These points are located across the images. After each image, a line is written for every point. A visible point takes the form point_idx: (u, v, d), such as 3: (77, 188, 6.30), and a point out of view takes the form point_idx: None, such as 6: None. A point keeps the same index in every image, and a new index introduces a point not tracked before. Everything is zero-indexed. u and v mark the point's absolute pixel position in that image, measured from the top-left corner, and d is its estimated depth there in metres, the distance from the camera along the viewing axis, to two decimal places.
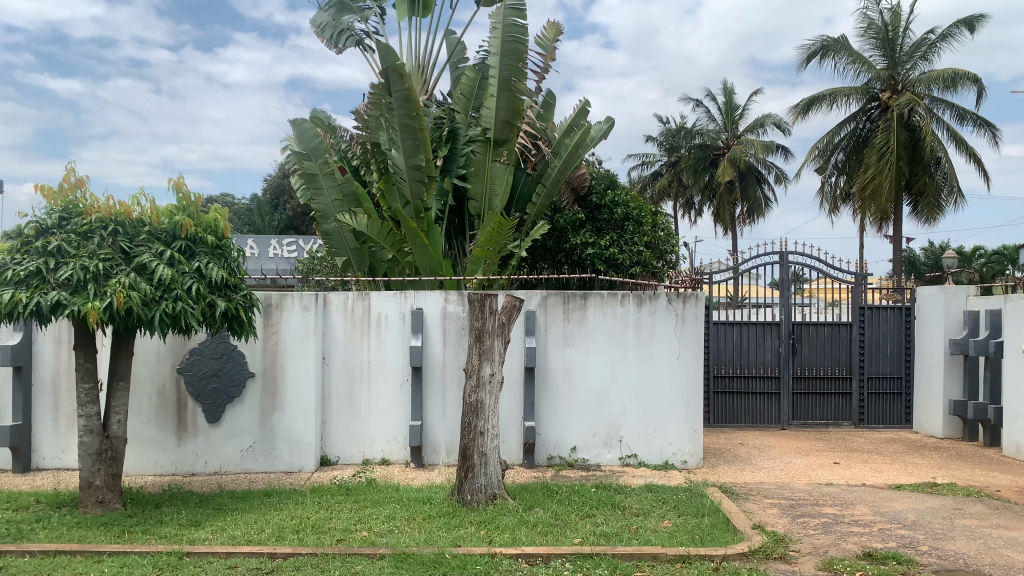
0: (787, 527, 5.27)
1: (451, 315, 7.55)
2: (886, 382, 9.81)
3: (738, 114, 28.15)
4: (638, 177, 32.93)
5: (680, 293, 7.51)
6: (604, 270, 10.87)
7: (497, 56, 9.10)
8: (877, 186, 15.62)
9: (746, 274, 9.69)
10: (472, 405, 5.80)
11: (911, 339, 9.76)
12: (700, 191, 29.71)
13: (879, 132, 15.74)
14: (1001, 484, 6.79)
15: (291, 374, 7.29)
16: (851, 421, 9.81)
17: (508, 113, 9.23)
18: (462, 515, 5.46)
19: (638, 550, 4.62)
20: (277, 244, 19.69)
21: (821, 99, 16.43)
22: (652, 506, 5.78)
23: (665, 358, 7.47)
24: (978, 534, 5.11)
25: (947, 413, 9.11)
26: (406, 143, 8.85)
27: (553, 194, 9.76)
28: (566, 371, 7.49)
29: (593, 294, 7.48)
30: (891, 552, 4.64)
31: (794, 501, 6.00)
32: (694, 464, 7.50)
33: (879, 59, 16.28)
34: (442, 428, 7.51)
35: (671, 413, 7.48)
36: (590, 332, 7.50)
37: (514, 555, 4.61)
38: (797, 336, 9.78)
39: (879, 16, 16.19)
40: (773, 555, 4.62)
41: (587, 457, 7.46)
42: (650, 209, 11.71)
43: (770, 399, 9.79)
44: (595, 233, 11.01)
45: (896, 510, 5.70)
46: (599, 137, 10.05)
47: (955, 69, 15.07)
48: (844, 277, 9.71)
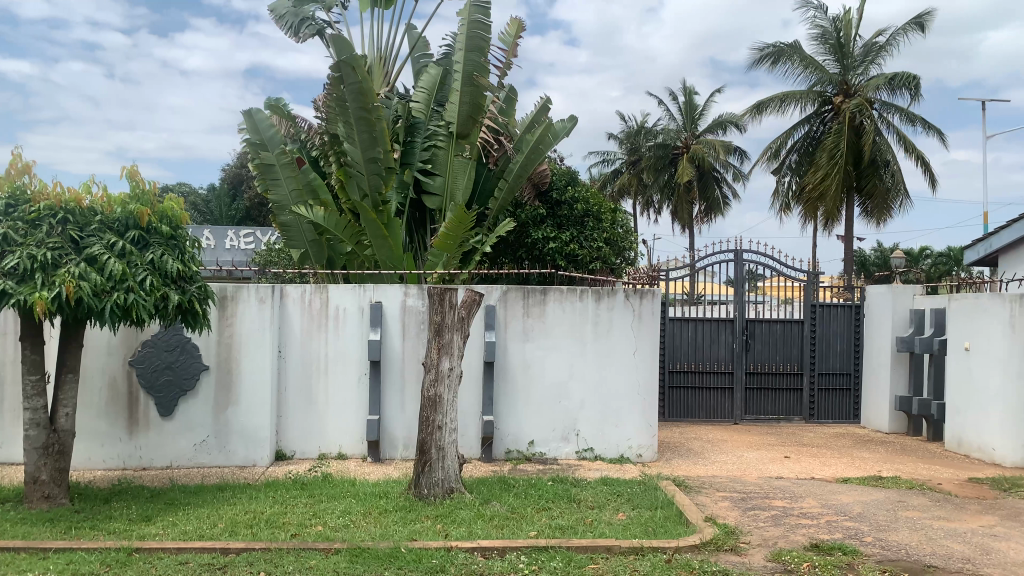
0: (738, 519, 5.37)
1: (411, 309, 7.52)
2: (835, 378, 10.04)
3: (698, 114, 28.50)
4: (599, 175, 33.14)
5: (639, 289, 7.63)
6: (565, 265, 10.96)
7: (461, 51, 9.09)
8: (826, 188, 16.02)
9: (703, 272, 9.82)
10: (430, 399, 5.79)
11: (860, 337, 10.00)
12: (659, 189, 30.00)
13: (830, 135, 16.15)
14: (942, 477, 6.99)
15: (246, 366, 7.20)
16: (802, 416, 10.02)
17: (471, 109, 9.29)
18: (419, 510, 5.45)
19: (592, 543, 4.67)
20: (234, 235, 19.37)
21: (776, 100, 16.68)
22: (607, 499, 5.84)
23: (622, 354, 7.57)
24: (920, 526, 5.26)
25: (893, 409, 9.35)
26: (363, 136, 8.76)
27: (515, 189, 9.79)
28: (524, 365, 7.51)
29: (552, 290, 7.51)
30: (837, 544, 4.76)
31: (745, 494, 6.11)
32: (649, 456, 7.61)
33: (831, 64, 16.61)
34: (399, 421, 7.49)
35: (628, 408, 7.57)
36: (549, 327, 7.53)
37: (470, 549, 4.62)
38: (751, 333, 9.95)
39: (830, 21, 16.43)
40: (724, 547, 4.71)
41: (544, 450, 7.50)
42: (610, 205, 11.88)
43: (723, 395, 9.94)
44: (556, 228, 11.06)
45: (842, 503, 5.85)
46: (561, 134, 10.09)
47: (898, 71, 15.60)
48: (796, 276, 9.90)
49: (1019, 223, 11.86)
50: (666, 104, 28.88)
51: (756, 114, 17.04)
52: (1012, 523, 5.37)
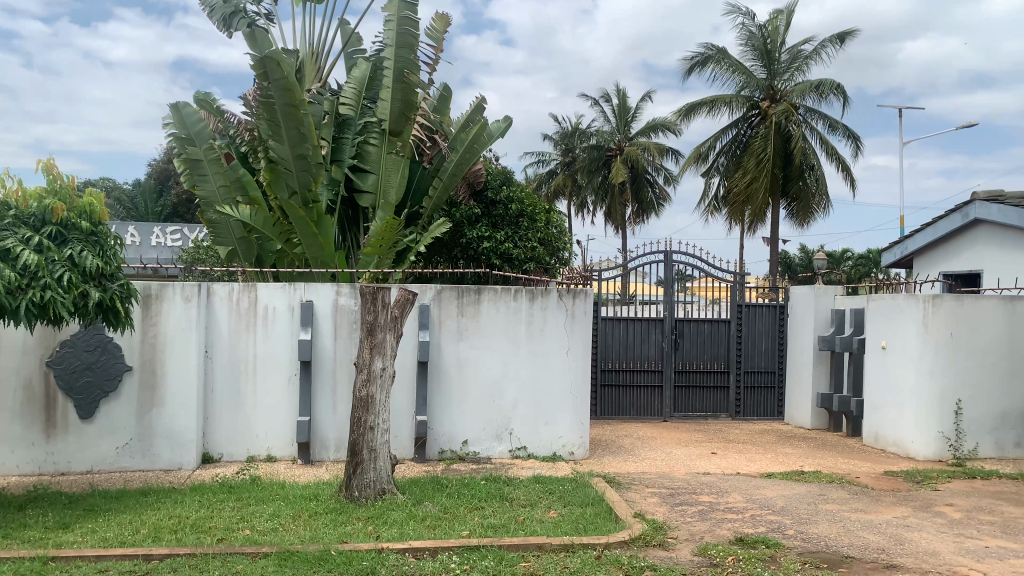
0: (667, 515, 5.47)
1: (343, 308, 7.42)
2: (760, 376, 10.33)
3: (631, 116, 28.91)
4: (534, 175, 33.31)
5: (571, 289, 7.70)
6: (499, 265, 11.00)
7: (390, 48, 9.01)
8: (753, 190, 16.45)
9: (634, 272, 9.97)
10: (362, 399, 5.72)
11: (784, 336, 10.30)
12: (593, 190, 30.33)
13: (757, 139, 16.60)
14: (860, 471, 7.26)
15: (171, 367, 6.98)
16: (729, 413, 10.27)
17: (402, 106, 9.18)
18: (350, 512, 5.38)
19: (524, 541, 4.69)
20: (160, 232, 18.79)
21: (706, 104, 17.06)
22: (539, 497, 5.88)
23: (555, 353, 7.62)
24: (839, 518, 5.44)
25: (815, 406, 9.66)
26: (290, 133, 8.60)
27: (449, 187, 9.77)
28: (459, 365, 7.48)
29: (486, 289, 7.51)
30: (761, 537, 4.89)
31: (673, 490, 6.23)
32: (581, 454, 7.69)
33: (759, 70, 17.07)
34: (331, 422, 7.38)
35: (560, 406, 7.63)
36: (484, 326, 7.52)
37: (401, 549, 4.59)
38: (680, 332, 10.14)
39: (758, 28, 16.87)
40: (653, 542, 4.79)
41: (477, 450, 7.49)
42: (544, 206, 11.97)
43: (653, 393, 10.11)
44: (490, 228, 11.07)
45: (766, 497, 6.01)
46: (494, 133, 10.11)
47: (822, 79, 16.15)
48: (723, 277, 10.14)
49: (931, 228, 12.41)
50: (600, 106, 29.21)
51: (687, 117, 17.38)
52: (923, 514, 5.61)
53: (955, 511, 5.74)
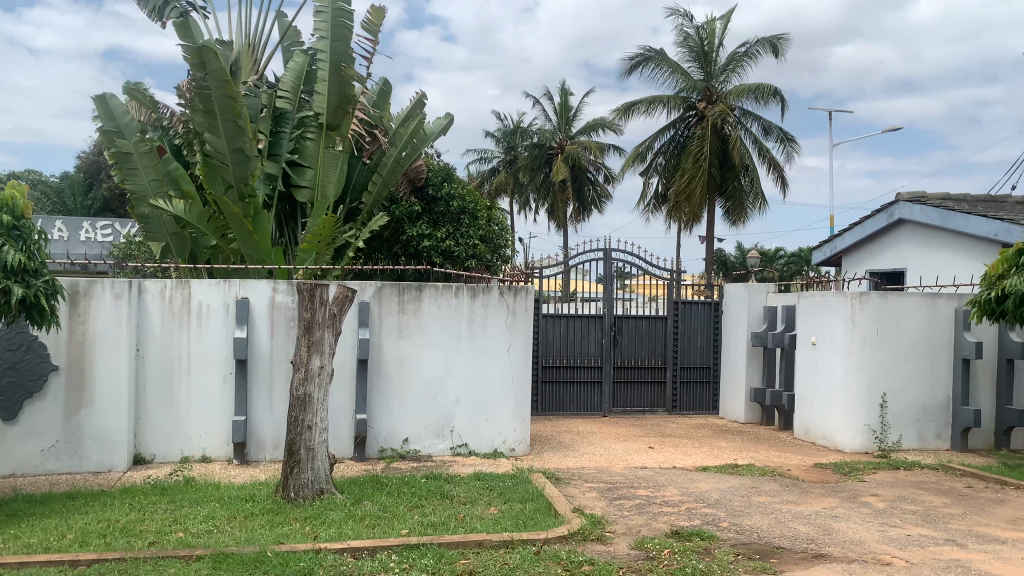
0: (605, 509, 5.53)
1: (280, 306, 7.29)
2: (696, 371, 10.54)
3: (572, 115, 29.13)
4: (476, 172, 33.27)
5: (512, 286, 7.74)
6: (440, 262, 10.98)
7: (325, 40, 8.89)
8: (691, 190, 16.74)
9: (575, 269, 10.05)
10: (300, 398, 5.63)
11: (718, 332, 10.54)
12: (534, 188, 30.42)
13: (695, 140, 16.91)
14: (791, 463, 7.46)
15: (100, 366, 6.75)
16: (666, 408, 10.44)
17: (339, 99, 9.06)
18: (287, 512, 5.29)
19: (463, 538, 4.68)
20: (90, 226, 18.16)
21: (644, 104, 17.29)
22: (479, 494, 5.88)
23: (496, 350, 7.64)
24: (771, 510, 5.59)
25: (749, 400, 9.90)
26: (227, 126, 8.42)
27: (389, 183, 9.69)
28: (399, 362, 7.42)
29: (428, 286, 7.46)
30: (696, 530, 4.99)
31: (612, 485, 6.30)
32: (521, 451, 7.74)
33: (696, 71, 17.38)
34: (268, 421, 7.25)
35: (501, 403, 7.66)
36: (425, 324, 7.48)
37: (339, 549, 4.53)
38: (619, 329, 10.26)
39: (695, 30, 17.17)
40: (591, 537, 4.84)
41: (418, 448, 7.45)
42: (486, 204, 11.99)
43: (593, 388, 10.21)
44: (431, 225, 11.01)
45: (701, 490, 6.14)
46: (435, 131, 10.08)
47: (758, 82, 16.50)
48: (660, 274, 10.32)
49: (858, 227, 12.84)
50: (542, 105, 29.35)
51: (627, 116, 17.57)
52: (850, 504, 5.81)
53: (880, 500, 5.95)
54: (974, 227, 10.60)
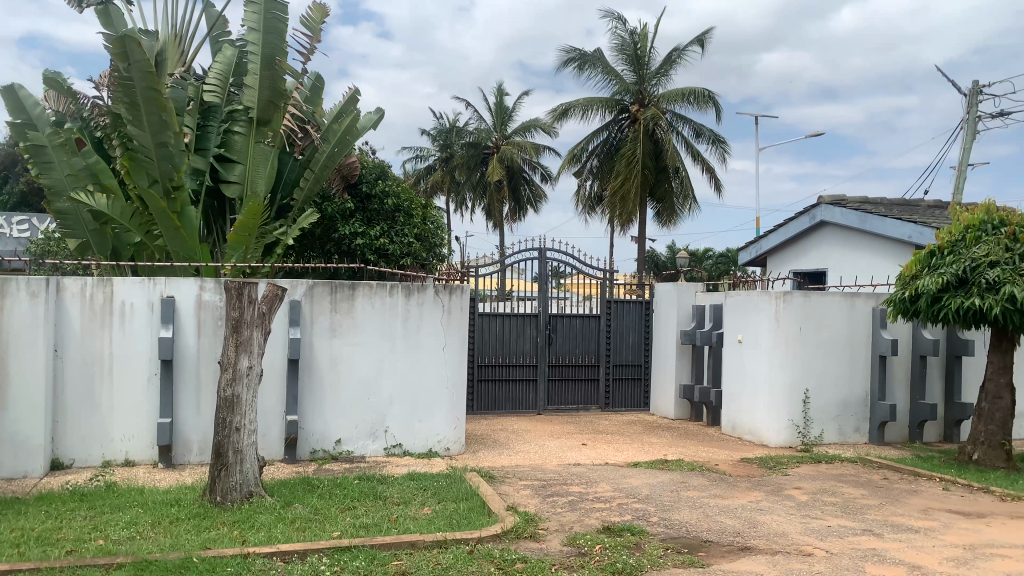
0: (538, 507, 5.57)
1: (208, 304, 7.09)
2: (628, 369, 10.70)
3: (507, 116, 29.20)
4: (411, 171, 33.05)
5: (447, 285, 7.72)
6: (374, 260, 10.89)
7: (257, 33, 8.74)
8: (626, 192, 16.97)
9: (511, 268, 10.08)
10: (227, 399, 5.49)
11: (649, 331, 10.72)
12: (470, 188, 30.37)
13: (628, 142, 17.15)
14: (718, 458, 7.64)
15: (14, 367, 6.46)
16: (599, 405, 10.57)
17: (270, 93, 8.91)
18: (215, 516, 5.16)
19: (396, 539, 4.65)
20: (6, 222, 17.38)
21: (578, 106, 17.45)
22: (413, 494, 5.84)
23: (430, 349, 7.61)
24: (699, 504, 5.71)
25: (678, 397, 10.10)
26: (152, 119, 8.16)
27: (321, 180, 9.53)
28: (332, 362, 7.31)
29: (361, 285, 7.37)
30: (626, 525, 5.06)
31: (545, 482, 6.34)
32: (456, 450, 7.73)
33: (629, 74, 17.64)
34: (194, 424, 7.05)
35: (435, 403, 7.62)
36: (357, 323, 7.39)
37: (268, 553, 4.44)
38: (553, 327, 10.33)
39: (628, 33, 17.42)
40: (523, 534, 4.86)
41: (351, 449, 7.36)
42: (421, 202, 11.93)
43: (528, 387, 10.26)
44: (364, 223, 10.89)
45: (632, 486, 6.23)
46: (368, 128, 9.98)
47: (691, 88, 16.79)
48: (594, 273, 10.44)
49: (782, 229, 13.24)
50: (477, 104, 29.34)
51: (562, 118, 17.70)
52: (775, 497, 5.98)
53: (803, 493, 6.15)
54: (890, 229, 11.08)
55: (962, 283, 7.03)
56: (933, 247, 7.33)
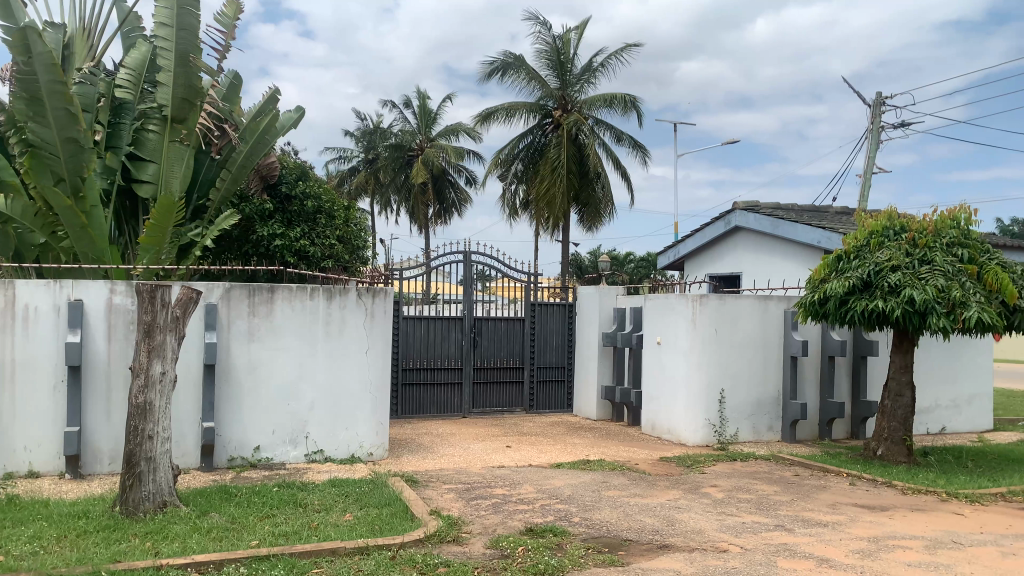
0: (462, 510, 5.56)
1: (118, 308, 6.81)
2: (551, 371, 10.80)
3: (432, 118, 29.09)
4: (335, 172, 32.58)
5: (370, 288, 7.62)
6: (294, 262, 10.69)
7: (169, 28, 8.44)
8: (551, 196, 17.12)
9: (436, 271, 10.06)
10: (139, 406, 5.29)
11: (573, 333, 10.84)
12: (395, 190, 30.11)
13: (552, 147, 17.32)
14: (639, 458, 7.79)
15: None
16: (523, 406, 10.63)
17: (185, 91, 8.59)
18: (125, 528, 4.96)
19: (317, 547, 4.56)
20: None
21: (503, 110, 17.52)
22: (334, 500, 5.75)
23: (352, 353, 7.50)
24: (619, 504, 5.81)
25: (600, 398, 10.24)
26: (57, 114, 7.80)
27: (239, 179, 9.29)
28: (250, 367, 7.13)
29: (281, 288, 7.22)
30: (549, 526, 5.11)
31: (469, 485, 6.34)
32: (379, 455, 7.64)
33: (552, 79, 17.82)
34: (104, 432, 6.77)
35: (358, 408, 7.52)
36: (277, 327, 7.22)
37: (182, 565, 4.29)
38: (478, 330, 10.32)
39: (552, 39, 17.59)
40: (446, 539, 4.84)
41: (271, 456, 7.19)
42: (343, 204, 11.77)
43: (452, 389, 10.23)
44: (284, 225, 10.68)
45: (555, 487, 6.29)
46: (287, 127, 9.79)
47: (612, 93, 17.08)
48: (518, 277, 10.49)
49: (700, 233, 13.59)
50: (402, 106, 29.13)
51: (487, 121, 17.74)
52: (692, 495, 6.13)
53: (719, 491, 6.32)
54: (800, 234, 11.51)
55: (866, 287, 7.34)
56: (840, 252, 7.67)
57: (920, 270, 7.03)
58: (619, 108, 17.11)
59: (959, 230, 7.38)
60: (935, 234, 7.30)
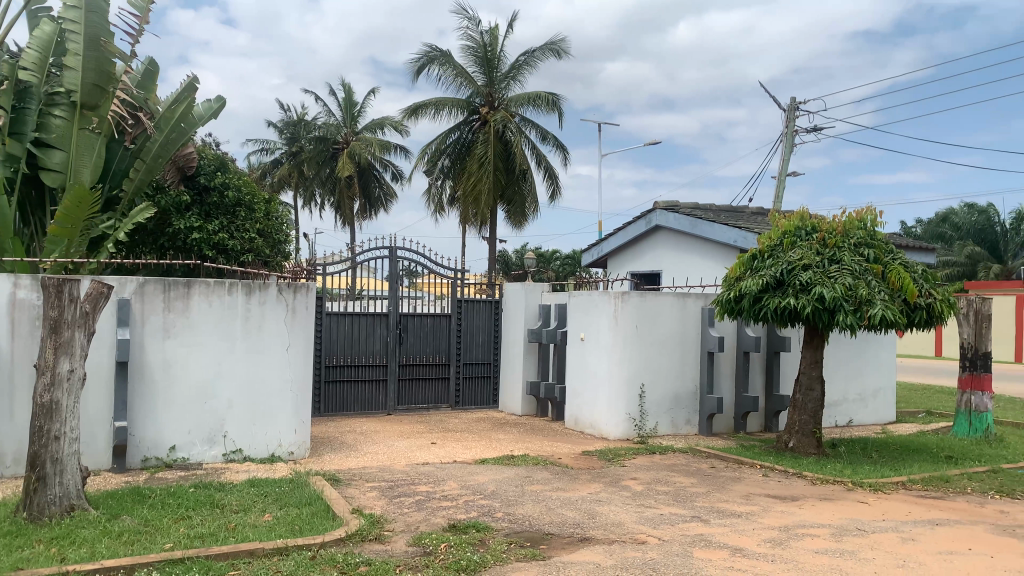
0: (384, 508, 5.51)
1: (22, 303, 6.50)
2: (477, 367, 10.81)
3: (357, 112, 28.70)
4: (257, 164, 31.82)
5: (291, 283, 7.48)
6: (213, 257, 10.33)
7: (78, 11, 8.22)
8: (478, 192, 17.12)
9: (361, 266, 9.95)
10: (44, 406, 5.05)
11: (498, 329, 10.88)
12: (320, 184, 29.56)
13: (479, 143, 17.33)
14: (562, 453, 7.87)
15: None
16: (449, 403, 10.60)
17: (96, 76, 8.28)
18: (28, 534, 4.72)
19: (234, 548, 4.45)
20: None
21: (430, 105, 17.41)
22: (253, 500, 5.62)
23: (273, 350, 7.34)
24: (542, 498, 5.86)
25: (525, 394, 10.31)
26: None
27: (154, 170, 8.97)
28: (165, 365, 6.90)
29: (197, 282, 7.01)
30: (472, 522, 5.11)
31: (392, 483, 6.28)
32: (300, 454, 7.49)
33: (479, 76, 17.81)
34: (7, 433, 6.44)
35: (279, 406, 7.37)
36: (194, 323, 7.01)
37: (90, 571, 4.12)
38: (403, 326, 10.24)
39: (479, 35, 17.57)
40: (368, 537, 4.79)
41: (187, 456, 6.98)
42: (264, 196, 11.49)
43: (377, 386, 10.12)
44: (202, 218, 10.38)
45: (479, 483, 6.30)
46: (206, 116, 9.50)
47: (537, 91, 17.17)
48: (444, 273, 10.45)
49: (623, 231, 13.80)
50: (326, 99, 28.64)
51: (414, 116, 17.60)
52: (613, 488, 6.23)
53: (639, 483, 6.45)
54: (718, 234, 11.82)
55: (779, 285, 7.60)
56: (755, 251, 7.91)
57: (830, 269, 7.32)
58: (543, 107, 17.22)
59: (865, 231, 7.71)
60: (843, 235, 7.63)
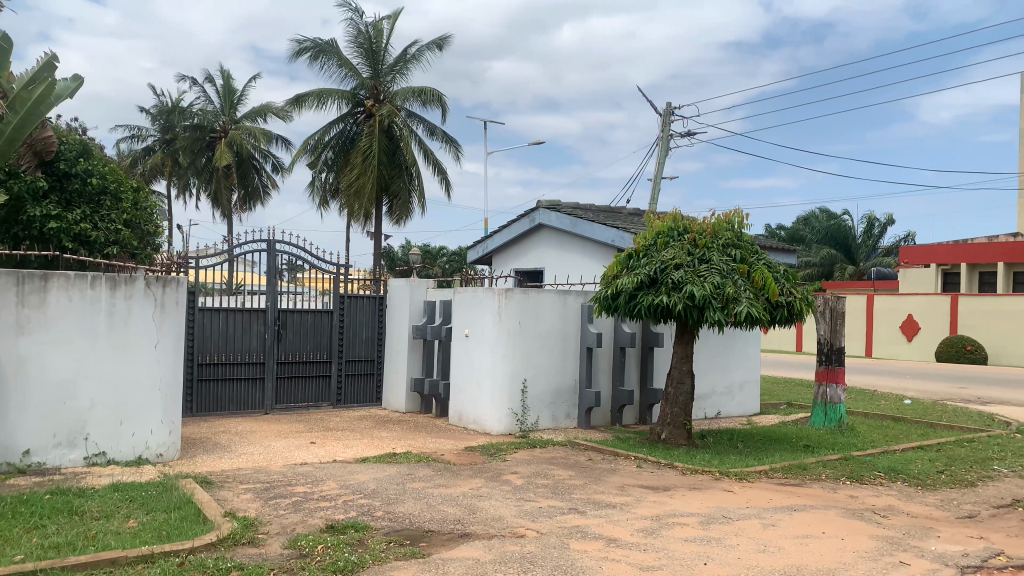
0: (259, 510, 5.34)
1: None
2: (360, 363, 10.63)
3: (236, 100, 27.63)
4: (126, 151, 30.11)
5: (160, 277, 7.12)
6: (73, 248, 9.74)
7: None
8: (361, 186, 16.84)
9: (238, 260, 9.60)
10: None
11: (382, 325, 10.74)
12: (195, 173, 28.27)
13: (363, 136, 17.05)
14: (444, 449, 7.86)
15: None
16: (330, 401, 10.38)
17: None
18: None
19: (93, 557, 4.20)
20: None
21: (314, 95, 16.97)
22: (117, 506, 5.32)
23: (139, 347, 6.97)
24: (422, 495, 5.83)
25: (409, 390, 10.24)
26: None
27: (7, 154, 8.23)
28: (19, 363, 6.42)
29: (56, 275, 6.55)
30: (351, 522, 5.02)
31: (268, 484, 6.09)
32: (168, 456, 7.16)
33: (364, 68, 17.53)
34: None
35: (145, 405, 7.01)
36: (51, 319, 6.55)
37: None
38: (282, 323, 9.96)
39: (365, 27, 17.26)
40: (241, 541, 4.63)
41: (42, 460, 6.52)
42: (132, 184, 10.87)
43: (254, 385, 9.78)
44: (61, 206, 9.73)
45: (358, 482, 6.20)
46: (63, 95, 8.91)
47: (422, 86, 17.04)
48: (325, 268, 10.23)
49: (507, 229, 13.91)
50: (202, 85, 27.41)
51: (297, 105, 17.12)
52: (493, 483, 6.28)
53: (519, 478, 6.53)
54: (597, 233, 12.12)
55: (653, 283, 7.86)
56: (630, 250, 8.15)
57: (700, 268, 7.64)
58: (430, 102, 17.12)
59: (733, 232, 8.09)
60: (712, 236, 7.98)
